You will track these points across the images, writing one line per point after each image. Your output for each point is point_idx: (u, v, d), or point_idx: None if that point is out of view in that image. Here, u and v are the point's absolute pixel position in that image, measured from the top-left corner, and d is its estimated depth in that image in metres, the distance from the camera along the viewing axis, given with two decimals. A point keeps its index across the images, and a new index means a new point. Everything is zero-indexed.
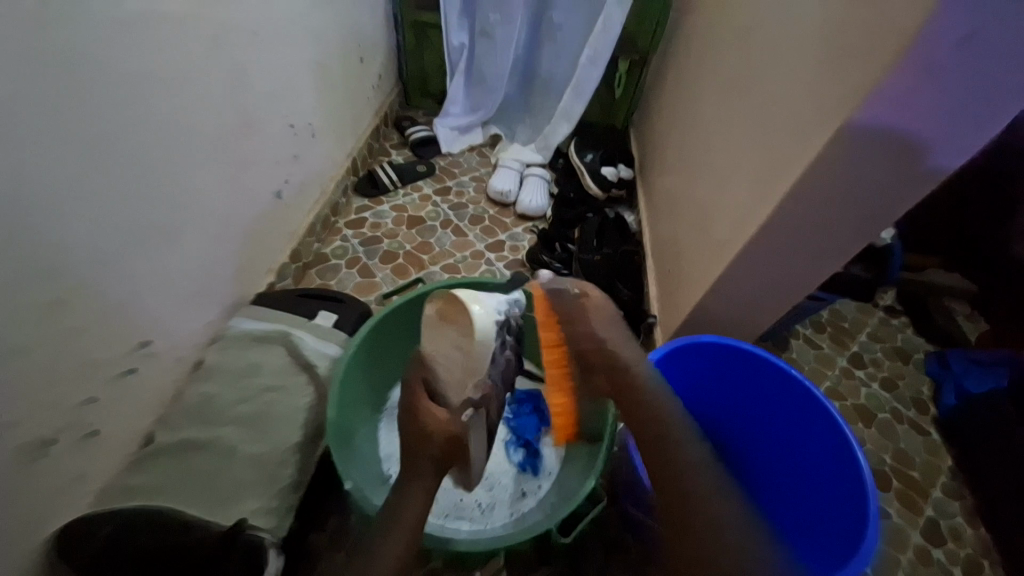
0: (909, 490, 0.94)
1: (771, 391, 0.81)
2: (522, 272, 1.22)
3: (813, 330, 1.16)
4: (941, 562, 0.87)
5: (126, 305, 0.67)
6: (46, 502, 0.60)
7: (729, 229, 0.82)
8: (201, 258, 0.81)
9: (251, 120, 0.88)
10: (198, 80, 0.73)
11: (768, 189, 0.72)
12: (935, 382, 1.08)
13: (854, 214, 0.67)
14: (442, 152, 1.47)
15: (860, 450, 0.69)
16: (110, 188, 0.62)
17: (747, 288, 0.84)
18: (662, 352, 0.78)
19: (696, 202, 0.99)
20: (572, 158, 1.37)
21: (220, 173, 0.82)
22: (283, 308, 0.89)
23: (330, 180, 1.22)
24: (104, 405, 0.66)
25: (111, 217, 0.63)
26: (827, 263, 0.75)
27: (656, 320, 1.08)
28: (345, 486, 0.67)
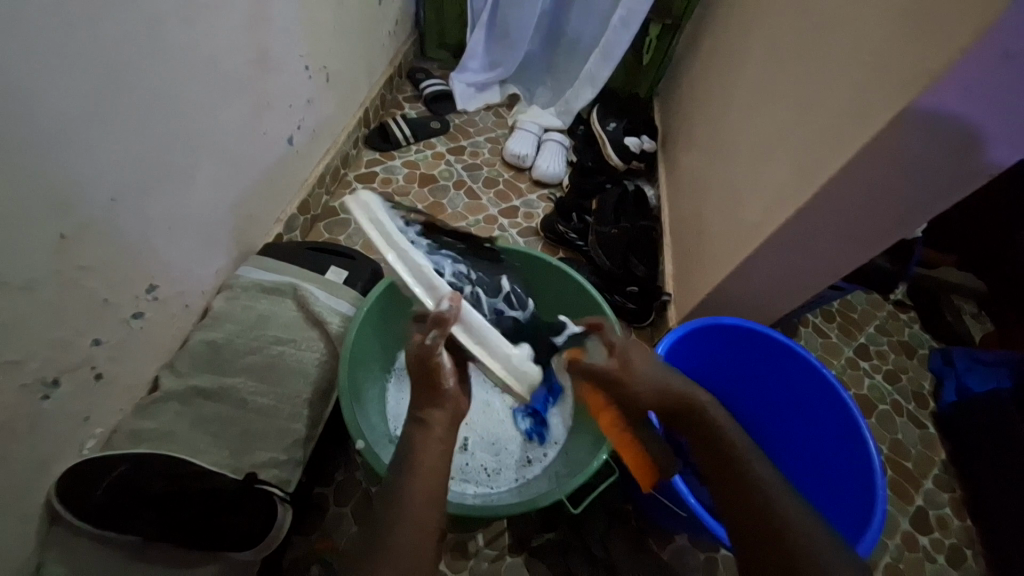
0: (903, 480, 0.97)
1: (785, 379, 0.82)
2: (535, 241, 1.20)
3: (823, 319, 1.16)
4: (927, 549, 0.91)
5: (134, 246, 0.64)
6: (53, 442, 0.59)
7: (762, 210, 0.80)
8: (213, 203, 0.77)
9: (268, 58, 0.82)
10: (214, 8, 0.68)
11: (812, 172, 0.69)
12: (936, 378, 1.09)
13: (893, 206, 0.65)
14: (458, 109, 1.41)
15: (874, 444, 0.70)
16: (121, 120, 0.58)
17: (771, 272, 0.82)
18: (683, 330, 0.78)
19: (724, 181, 0.96)
20: (594, 126, 1.32)
21: (235, 112, 0.77)
22: (292, 261, 0.86)
23: (341, 130, 1.16)
24: (110, 348, 0.64)
25: (123, 152, 0.59)
26: (858, 254, 0.74)
27: (670, 297, 1.06)
28: (357, 444, 0.65)
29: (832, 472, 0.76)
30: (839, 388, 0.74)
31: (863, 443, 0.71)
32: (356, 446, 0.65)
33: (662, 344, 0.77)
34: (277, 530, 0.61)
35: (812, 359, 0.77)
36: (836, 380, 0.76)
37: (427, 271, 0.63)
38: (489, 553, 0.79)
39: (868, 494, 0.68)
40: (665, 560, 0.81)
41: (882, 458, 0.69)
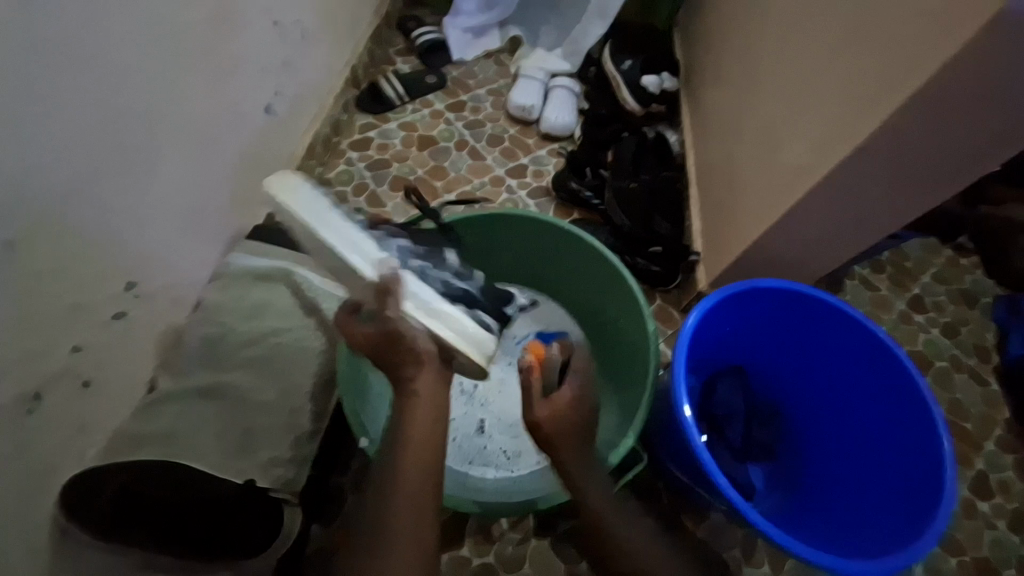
0: (962, 443, 0.89)
1: (835, 345, 0.74)
2: (547, 202, 1.09)
3: (871, 270, 1.04)
4: (987, 515, 0.84)
5: (99, 242, 0.58)
6: (50, 456, 0.56)
7: (808, 149, 0.68)
8: (188, 184, 0.71)
9: (230, 15, 0.73)
10: None
11: (872, 99, 0.58)
12: (1000, 329, 0.98)
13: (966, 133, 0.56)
14: (454, 60, 1.27)
15: (946, 432, 0.63)
16: (64, 98, 0.52)
17: (817, 220, 0.72)
18: (719, 296, 0.70)
19: (760, 119, 0.83)
20: (607, 66, 1.17)
21: (200, 81, 0.70)
22: (284, 243, 0.80)
23: (328, 94, 1.05)
24: (94, 353, 0.60)
25: (70, 134, 0.53)
26: (919, 197, 0.66)
27: (698, 256, 0.97)
28: (362, 441, 0.61)
29: (881, 455, 0.70)
30: (911, 367, 0.66)
31: (932, 429, 0.64)
32: (361, 443, 0.61)
33: (695, 309, 0.69)
34: (286, 533, 0.61)
35: (879, 333, 0.68)
36: (906, 357, 0.68)
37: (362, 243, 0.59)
38: (514, 537, 0.76)
39: (931, 484, 0.63)
40: (700, 537, 0.77)
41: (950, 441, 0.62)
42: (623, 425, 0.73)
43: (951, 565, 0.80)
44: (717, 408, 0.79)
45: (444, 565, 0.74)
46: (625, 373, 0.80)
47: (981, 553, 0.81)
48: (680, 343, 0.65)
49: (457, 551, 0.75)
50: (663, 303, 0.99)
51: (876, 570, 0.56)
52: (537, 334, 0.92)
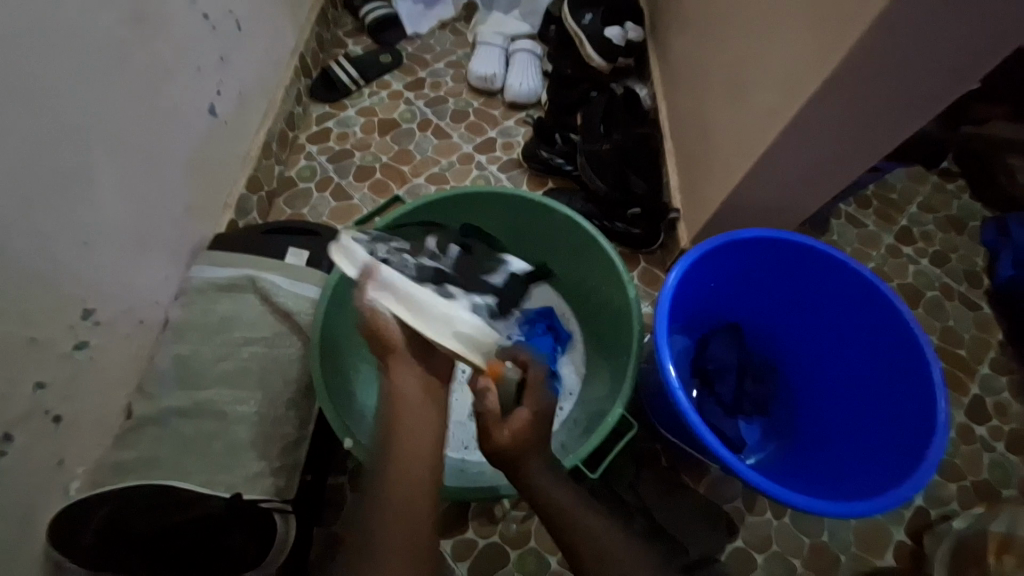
0: (958, 371, 0.88)
1: (823, 288, 0.72)
2: (519, 175, 1.06)
3: (857, 207, 1.01)
4: (986, 439, 0.84)
5: (45, 274, 0.55)
6: (31, 494, 0.55)
7: (779, 86, 0.64)
8: (134, 201, 0.68)
9: (152, 13, 0.67)
10: None
11: (841, 22, 0.53)
12: (991, 252, 0.96)
13: (940, 52, 0.52)
14: (408, 35, 1.20)
15: (936, 360, 0.62)
16: None
17: (795, 161, 0.69)
18: (698, 253, 0.67)
19: (729, 60, 0.78)
20: (567, 22, 1.11)
21: (129, 90, 0.65)
22: (246, 249, 0.78)
23: (277, 86, 1.00)
24: (59, 387, 0.58)
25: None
26: (902, 125, 0.62)
27: (679, 215, 0.93)
28: (345, 443, 0.60)
29: (874, 395, 0.69)
30: (896, 300, 0.65)
31: (921, 359, 0.63)
32: (345, 445, 0.60)
33: (676, 266, 0.66)
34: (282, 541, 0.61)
35: (862, 269, 0.67)
36: (889, 290, 0.66)
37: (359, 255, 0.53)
38: (517, 514, 0.76)
39: (926, 414, 0.62)
40: (701, 493, 0.78)
41: (945, 376, 0.61)
42: (611, 394, 0.72)
43: (953, 492, 0.80)
44: (710, 364, 0.78)
45: (449, 549, 0.74)
46: (613, 340, 0.78)
47: (981, 477, 0.81)
48: (661, 306, 0.62)
49: (461, 534, 0.75)
50: (647, 265, 0.97)
51: (880, 507, 0.55)
52: None
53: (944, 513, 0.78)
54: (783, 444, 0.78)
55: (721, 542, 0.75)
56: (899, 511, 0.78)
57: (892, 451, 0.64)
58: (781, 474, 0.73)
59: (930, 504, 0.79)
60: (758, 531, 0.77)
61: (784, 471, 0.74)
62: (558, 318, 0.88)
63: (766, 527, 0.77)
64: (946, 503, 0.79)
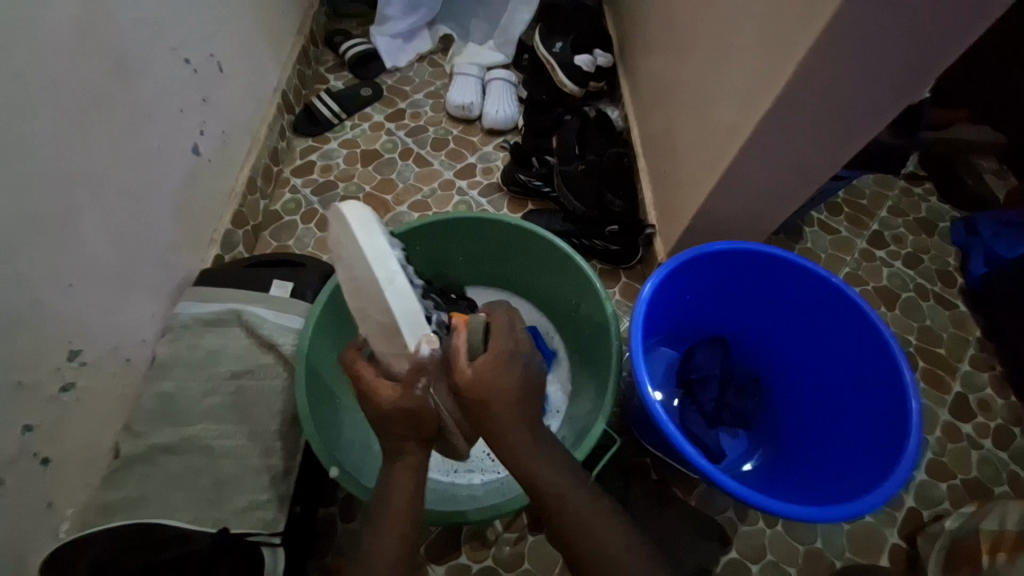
0: (937, 370, 0.90)
1: (796, 295, 0.74)
2: (500, 198, 1.08)
3: (827, 215, 1.05)
4: (972, 436, 0.85)
5: (31, 316, 0.57)
6: (16, 540, 0.55)
7: (737, 106, 0.68)
8: (118, 242, 0.69)
9: (134, 61, 0.70)
10: (47, 18, 0.57)
11: (787, 47, 0.57)
12: (962, 251, 1.00)
13: (875, 70, 0.56)
14: (388, 68, 1.25)
15: (905, 360, 0.64)
16: None
17: (758, 174, 0.72)
18: (670, 267, 0.70)
19: (690, 82, 0.82)
20: (539, 51, 1.16)
21: (110, 134, 0.67)
22: (233, 284, 0.79)
23: (260, 123, 1.03)
24: (46, 429, 0.58)
25: None
26: (852, 137, 0.65)
27: (655, 229, 0.95)
28: (331, 473, 0.61)
29: (852, 399, 0.71)
30: (862, 304, 0.67)
31: (892, 359, 0.65)
32: (331, 474, 0.61)
33: (651, 280, 0.68)
34: (271, 573, 0.62)
35: (829, 277, 0.69)
36: (856, 294, 0.68)
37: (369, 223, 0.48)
38: (510, 537, 0.76)
39: (899, 415, 0.63)
40: (692, 505, 0.78)
41: (915, 377, 0.63)
42: (595, 408, 0.73)
43: (943, 491, 0.81)
44: (694, 374, 0.80)
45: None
46: (595, 355, 0.80)
47: (970, 474, 0.82)
48: (637, 320, 0.64)
49: (454, 560, 0.75)
50: (627, 281, 1.00)
51: (861, 508, 0.56)
52: None
53: (937, 512, 0.80)
54: (769, 450, 0.79)
55: (712, 552, 0.76)
56: (889, 512, 0.80)
57: (870, 452, 0.66)
58: (769, 481, 0.74)
59: (920, 504, 0.80)
60: (752, 540, 0.77)
61: (770, 476, 0.76)
62: (542, 337, 0.90)
63: (759, 536, 0.77)
64: (937, 502, 0.80)
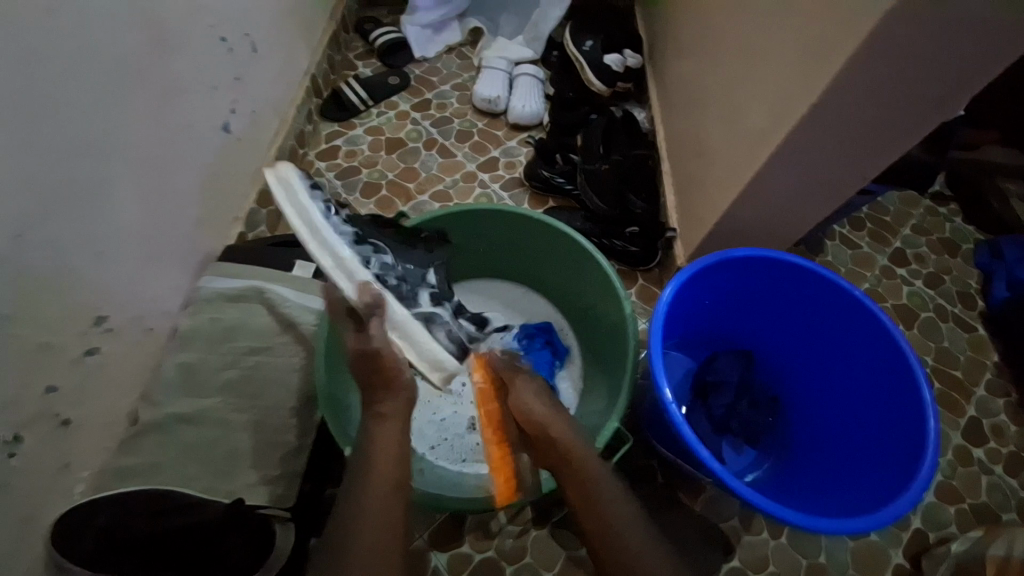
0: (953, 392, 0.89)
1: (817, 306, 0.74)
2: (521, 193, 1.09)
3: (851, 229, 1.03)
4: (984, 461, 0.84)
5: (60, 280, 0.58)
6: (36, 497, 0.56)
7: (769, 113, 0.67)
8: (146, 213, 0.70)
9: (172, 35, 0.71)
10: None
11: (825, 55, 0.56)
12: (985, 275, 0.98)
13: (914, 83, 0.55)
14: (416, 58, 1.25)
15: (925, 379, 0.63)
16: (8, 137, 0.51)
17: (786, 184, 0.72)
18: (691, 270, 0.69)
19: (723, 86, 0.82)
20: (568, 48, 1.15)
21: (144, 107, 0.68)
22: (253, 261, 0.80)
23: (289, 106, 1.04)
24: (69, 391, 0.59)
25: (23, 173, 0.53)
26: (886, 150, 0.65)
27: (675, 233, 0.95)
28: (345, 452, 0.62)
29: (867, 415, 0.70)
30: (886, 320, 0.66)
31: (912, 377, 0.64)
32: (345, 453, 0.62)
33: (671, 283, 0.68)
34: (278, 551, 0.62)
35: (852, 290, 0.69)
36: (879, 310, 0.68)
37: (354, 262, 0.59)
38: (513, 529, 0.76)
39: (916, 434, 0.63)
40: (697, 511, 0.78)
41: (935, 398, 0.62)
42: (607, 407, 0.73)
43: (950, 514, 0.80)
44: (709, 380, 0.79)
45: (444, 563, 0.74)
46: (609, 355, 0.80)
47: (979, 500, 0.81)
48: (655, 322, 0.64)
49: (457, 548, 0.75)
50: (644, 283, 0.99)
51: (873, 523, 0.55)
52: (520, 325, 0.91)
53: (943, 535, 0.78)
54: (779, 462, 0.78)
55: (714, 559, 0.75)
56: (896, 533, 0.78)
57: (884, 470, 0.65)
58: (779, 493, 0.74)
59: (927, 526, 0.79)
60: (756, 550, 0.77)
61: (779, 488, 0.75)
62: (557, 333, 0.90)
63: (762, 546, 0.77)
64: (944, 525, 0.79)
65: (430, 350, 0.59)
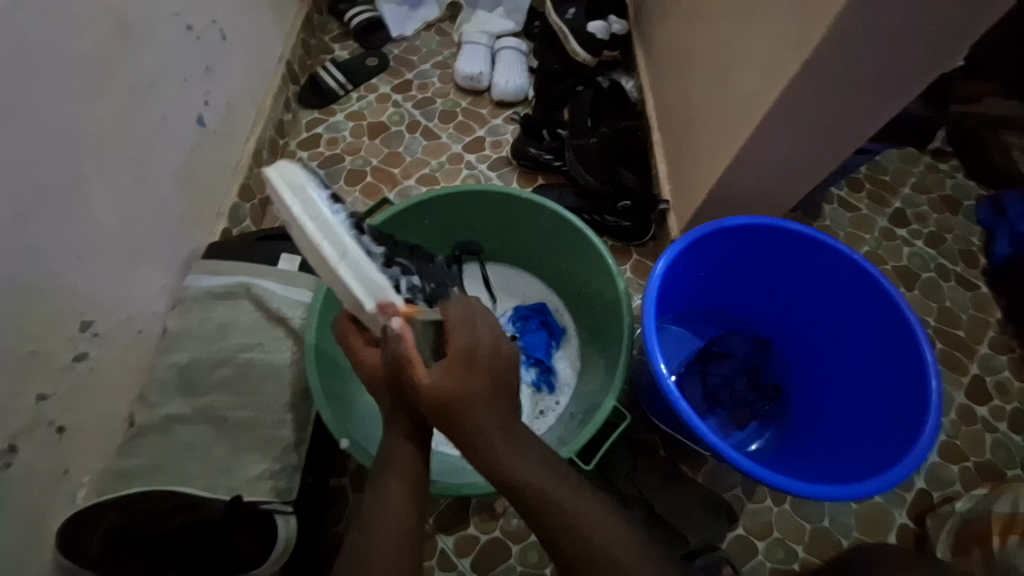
0: (955, 351, 0.88)
1: (816, 272, 0.72)
2: (509, 172, 1.06)
3: (849, 191, 1.01)
4: (987, 419, 0.84)
5: (41, 286, 0.57)
6: (36, 504, 0.56)
7: (760, 74, 0.65)
8: (125, 214, 0.68)
9: (136, 26, 0.68)
10: None
11: (814, 8, 0.54)
12: (988, 232, 0.96)
13: (910, 32, 0.53)
14: (394, 38, 1.21)
15: (926, 342, 0.62)
16: None
17: (777, 149, 0.70)
18: (685, 241, 0.68)
19: (710, 49, 0.79)
20: (550, 18, 1.11)
21: (116, 104, 0.66)
22: (241, 258, 0.79)
23: (265, 94, 1.01)
24: (61, 398, 0.59)
25: None
26: (883, 106, 0.62)
27: (668, 205, 0.94)
28: (342, 443, 0.62)
29: (871, 379, 0.70)
30: (886, 284, 0.65)
31: (913, 340, 0.63)
32: (342, 445, 0.62)
33: (665, 256, 0.67)
34: (285, 542, 0.63)
35: (851, 254, 0.67)
36: (879, 274, 0.67)
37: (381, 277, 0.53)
38: (517, 509, 0.77)
39: (919, 396, 0.62)
40: (701, 482, 0.79)
41: (936, 359, 0.61)
42: (606, 385, 0.73)
43: (955, 474, 0.80)
44: (711, 354, 0.79)
45: (452, 545, 0.75)
46: (605, 330, 0.79)
47: (983, 457, 0.81)
48: (649, 297, 0.63)
49: (463, 530, 0.76)
50: (639, 257, 0.98)
51: (874, 487, 0.55)
52: (514, 308, 0.91)
53: (948, 494, 0.79)
54: (783, 430, 0.79)
55: (721, 529, 0.76)
56: (900, 494, 0.79)
57: (888, 433, 0.65)
58: (783, 461, 0.74)
59: (931, 486, 0.79)
60: (760, 517, 0.77)
61: (783, 457, 0.75)
62: (552, 314, 0.89)
63: (766, 513, 0.77)
64: (948, 484, 0.79)
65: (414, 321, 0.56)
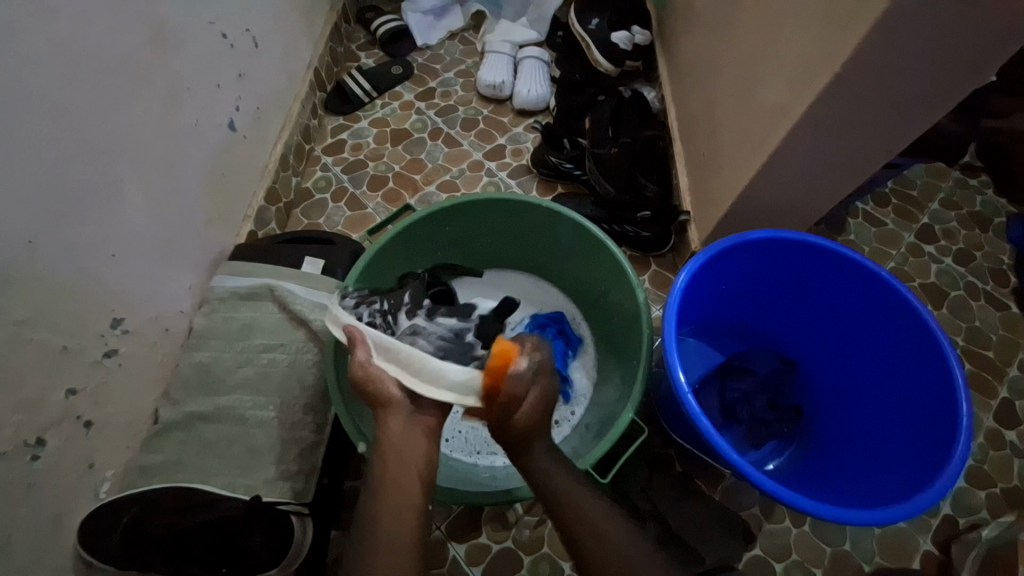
0: (984, 373, 0.85)
1: (842, 288, 0.70)
2: (529, 180, 1.07)
3: (875, 206, 0.99)
4: (1016, 444, 0.80)
5: (75, 283, 0.58)
6: (63, 495, 0.58)
7: (787, 86, 0.64)
8: (157, 214, 0.71)
9: (172, 33, 0.70)
10: None
11: (845, 21, 0.53)
12: (1018, 250, 0.93)
13: (945, 46, 0.52)
14: (418, 46, 1.23)
15: (957, 364, 0.60)
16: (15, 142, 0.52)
17: (804, 162, 0.69)
18: (707, 254, 0.67)
19: (736, 61, 0.78)
20: (573, 28, 1.11)
21: (150, 107, 0.68)
22: (264, 260, 0.81)
23: (293, 100, 1.03)
24: (90, 393, 0.61)
25: (35, 180, 0.54)
26: (915, 120, 0.61)
27: (689, 216, 0.92)
28: (359, 447, 0.62)
29: (896, 400, 0.67)
30: (915, 303, 0.63)
31: (942, 361, 0.61)
32: (359, 448, 0.62)
33: (686, 268, 0.66)
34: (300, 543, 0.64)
35: (879, 271, 0.66)
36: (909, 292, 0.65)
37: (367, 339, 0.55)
38: (530, 519, 0.76)
39: (948, 420, 0.60)
40: (717, 499, 0.77)
41: (967, 382, 0.59)
42: (623, 397, 0.71)
43: (981, 499, 0.77)
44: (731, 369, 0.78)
45: (463, 553, 0.75)
46: (623, 341, 0.78)
47: (1011, 484, 0.78)
48: (669, 310, 0.62)
49: (474, 539, 0.76)
50: (657, 268, 0.97)
51: (899, 513, 0.54)
52: (532, 316, 0.90)
53: (974, 520, 0.76)
54: (804, 449, 0.77)
55: (736, 549, 0.74)
56: (925, 520, 0.76)
57: (914, 457, 0.63)
58: (803, 481, 0.72)
59: (957, 512, 0.76)
60: (778, 538, 0.75)
61: (803, 477, 0.73)
62: (569, 323, 0.89)
63: (784, 534, 0.75)
64: (974, 510, 0.76)
65: (434, 368, 0.50)
